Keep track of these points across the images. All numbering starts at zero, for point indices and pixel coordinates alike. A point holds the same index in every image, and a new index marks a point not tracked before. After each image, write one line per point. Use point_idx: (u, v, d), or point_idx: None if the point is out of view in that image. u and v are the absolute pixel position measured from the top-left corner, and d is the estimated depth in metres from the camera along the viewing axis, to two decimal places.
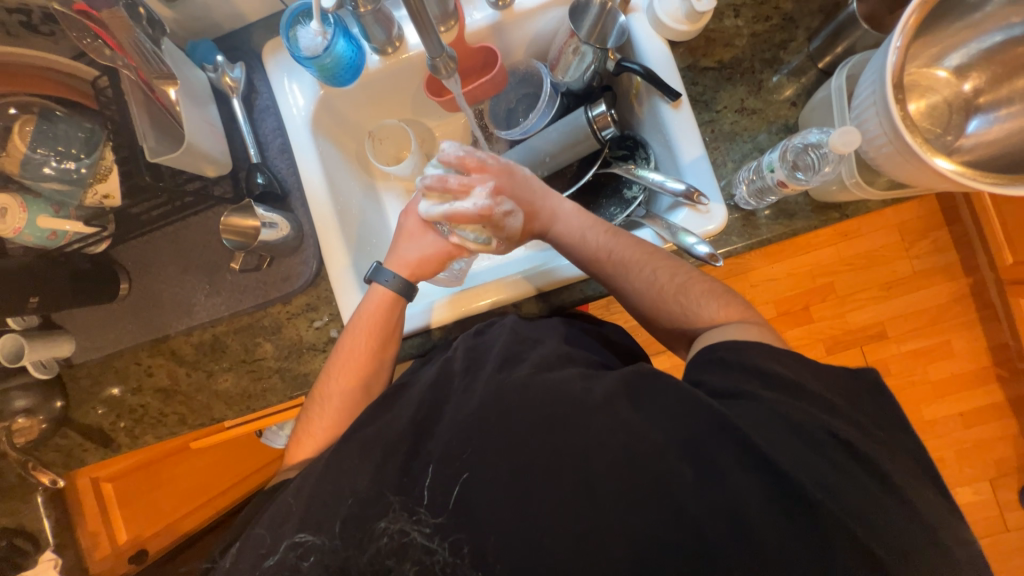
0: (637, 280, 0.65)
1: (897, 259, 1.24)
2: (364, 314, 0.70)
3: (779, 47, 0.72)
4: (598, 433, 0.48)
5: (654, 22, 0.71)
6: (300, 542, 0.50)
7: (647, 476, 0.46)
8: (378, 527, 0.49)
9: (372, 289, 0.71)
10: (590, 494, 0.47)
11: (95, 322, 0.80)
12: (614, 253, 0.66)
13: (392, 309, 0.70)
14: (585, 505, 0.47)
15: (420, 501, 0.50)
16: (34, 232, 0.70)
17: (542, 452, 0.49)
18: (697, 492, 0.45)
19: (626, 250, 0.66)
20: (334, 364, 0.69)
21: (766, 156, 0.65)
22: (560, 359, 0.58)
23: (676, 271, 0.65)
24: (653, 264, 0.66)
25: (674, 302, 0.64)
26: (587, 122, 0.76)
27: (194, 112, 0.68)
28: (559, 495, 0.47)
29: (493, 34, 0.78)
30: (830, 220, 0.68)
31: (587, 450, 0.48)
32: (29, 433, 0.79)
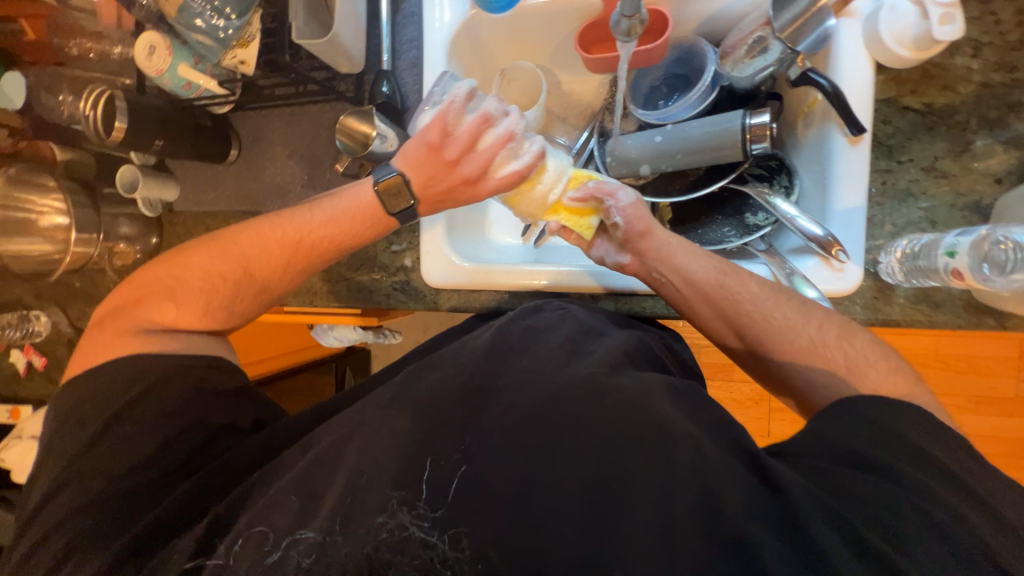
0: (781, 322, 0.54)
1: (1001, 376, 1.16)
2: (339, 210, 0.67)
3: (1011, 108, 0.59)
4: (674, 469, 0.42)
5: (869, 37, 0.59)
6: (301, 540, 0.46)
7: (720, 539, 0.39)
8: (377, 521, 0.45)
9: (363, 187, 0.67)
10: (650, 541, 0.40)
11: (203, 179, 0.84)
12: (736, 284, 0.58)
13: (365, 222, 0.67)
14: (650, 554, 0.39)
15: (420, 494, 0.46)
16: (173, 78, 0.71)
17: (603, 470, 0.44)
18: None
19: (749, 282, 0.58)
20: (264, 245, 0.65)
21: (949, 236, 0.54)
22: (621, 359, 0.54)
23: (817, 315, 0.53)
24: (784, 305, 0.55)
25: (822, 359, 0.51)
26: (742, 128, 0.67)
27: (347, 2, 0.67)
28: (615, 525, 0.41)
29: (669, 0, 0.70)
30: (981, 326, 0.59)
31: (663, 492, 0.41)
32: (126, 258, 0.87)
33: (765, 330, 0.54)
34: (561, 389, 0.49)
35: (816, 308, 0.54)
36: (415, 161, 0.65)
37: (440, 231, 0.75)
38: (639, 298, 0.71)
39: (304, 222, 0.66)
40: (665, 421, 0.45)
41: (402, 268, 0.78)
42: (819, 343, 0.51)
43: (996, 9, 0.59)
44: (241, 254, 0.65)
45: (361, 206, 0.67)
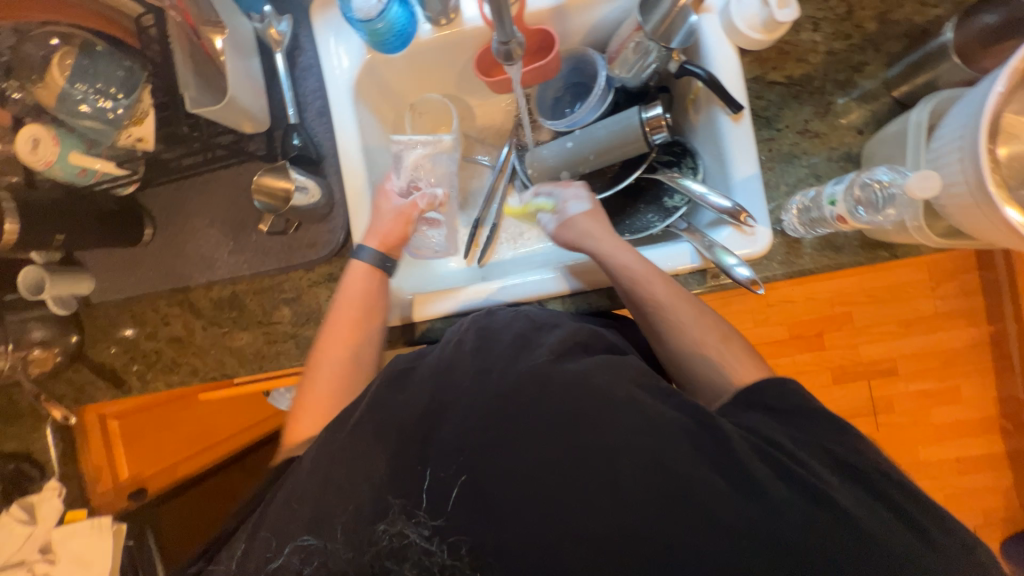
0: (680, 325, 0.62)
1: (920, 297, 1.28)
2: (347, 286, 0.71)
3: (855, 69, 0.67)
4: (632, 437, 0.47)
5: (727, 27, 0.67)
6: (304, 546, 0.50)
7: (674, 483, 0.45)
8: (377, 528, 0.50)
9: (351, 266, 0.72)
10: (616, 497, 0.46)
11: (119, 265, 0.80)
12: (654, 286, 0.63)
13: (374, 284, 0.72)
14: (614, 509, 0.46)
15: (419, 504, 0.50)
16: (65, 167, 0.67)
17: (572, 453, 0.48)
18: (732, 503, 0.44)
19: (658, 285, 0.63)
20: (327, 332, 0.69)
21: (828, 187, 0.61)
22: (574, 347, 0.56)
23: (714, 327, 0.62)
24: (682, 308, 0.62)
25: (701, 356, 0.60)
26: (640, 123, 0.72)
27: (240, 66, 0.66)
28: (587, 496, 0.46)
29: (553, 18, 0.74)
30: (877, 259, 0.65)
31: (619, 456, 0.47)
32: (43, 364, 0.79)
33: (666, 328, 0.62)
34: (522, 386, 0.51)
35: (723, 326, 0.62)
36: (387, 233, 0.73)
37: None
38: (583, 295, 0.74)
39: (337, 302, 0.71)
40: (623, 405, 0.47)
41: None
42: (702, 342, 0.61)
43: None
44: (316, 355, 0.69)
45: (355, 278, 0.71)
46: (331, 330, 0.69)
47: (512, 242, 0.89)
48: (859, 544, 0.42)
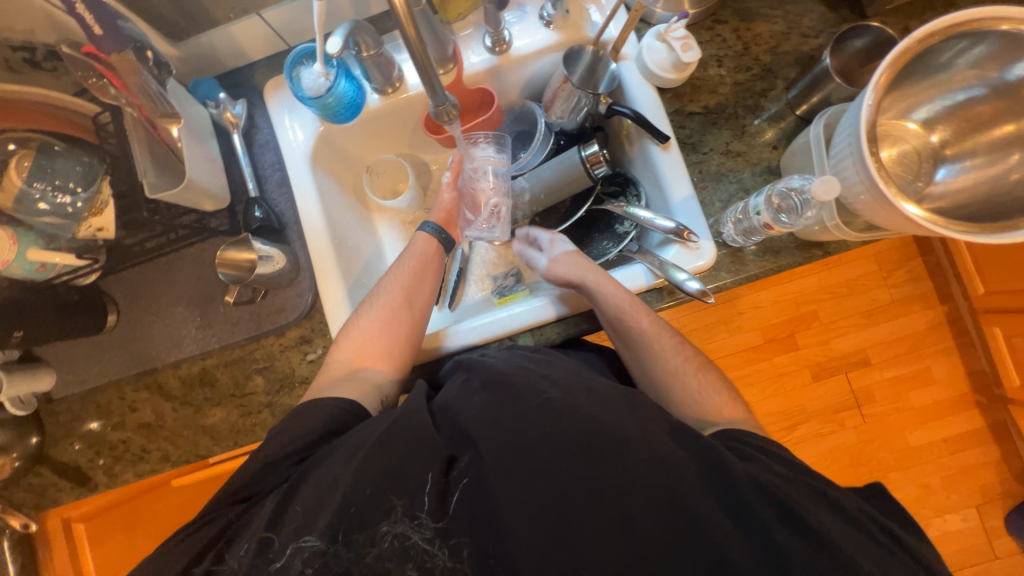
0: (658, 354, 0.66)
1: (876, 287, 1.36)
2: (413, 253, 0.77)
3: (760, 94, 0.76)
4: (643, 465, 0.47)
5: (643, 70, 0.75)
6: (304, 546, 0.47)
7: (668, 498, 0.46)
8: (380, 529, 0.48)
9: (417, 237, 0.79)
10: (625, 525, 0.46)
11: (82, 356, 0.78)
12: (633, 320, 0.67)
13: (435, 255, 0.78)
14: (620, 538, 0.45)
15: (422, 505, 0.49)
16: (23, 265, 0.67)
17: (588, 483, 0.47)
18: (718, 508, 0.46)
19: (643, 317, 0.68)
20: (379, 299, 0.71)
21: (752, 199, 0.68)
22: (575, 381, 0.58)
23: (685, 352, 0.68)
24: (663, 337, 0.68)
25: (681, 383, 0.64)
26: (581, 161, 0.79)
27: (196, 149, 0.69)
28: (600, 527, 0.46)
29: (489, 77, 0.82)
30: (813, 257, 0.71)
31: (632, 487, 0.46)
32: (0, 473, 0.75)
33: (649, 356, 0.67)
34: (534, 425, 0.51)
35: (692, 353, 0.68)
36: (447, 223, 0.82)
37: None
38: (552, 325, 0.76)
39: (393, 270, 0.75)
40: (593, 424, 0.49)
41: None
42: (682, 370, 0.65)
43: (719, 31, 0.78)
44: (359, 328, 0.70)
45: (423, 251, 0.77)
46: (392, 274, 0.75)
47: (481, 284, 0.94)
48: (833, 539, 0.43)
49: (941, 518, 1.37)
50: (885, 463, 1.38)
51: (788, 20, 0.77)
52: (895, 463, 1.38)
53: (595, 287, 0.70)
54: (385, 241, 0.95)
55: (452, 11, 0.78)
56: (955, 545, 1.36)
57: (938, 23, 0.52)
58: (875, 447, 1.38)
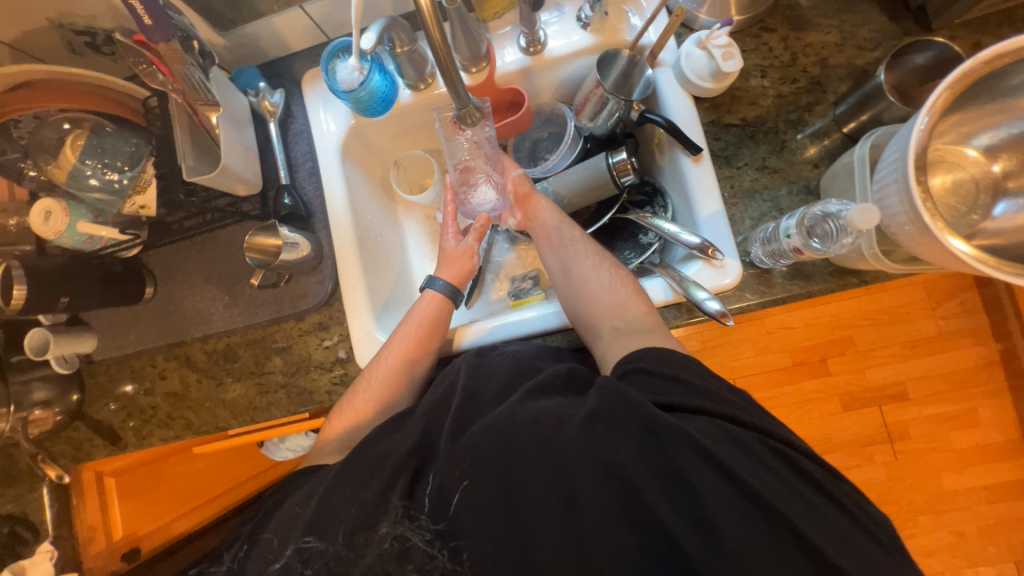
0: (581, 263, 0.70)
1: (921, 318, 1.27)
2: (416, 314, 0.74)
3: (805, 109, 0.72)
4: (581, 453, 0.47)
5: (680, 78, 0.72)
6: (306, 547, 0.50)
7: (618, 492, 0.46)
8: (379, 532, 0.49)
9: (424, 295, 0.76)
10: (572, 511, 0.46)
11: (121, 324, 0.84)
12: (564, 232, 0.74)
13: (441, 310, 0.74)
14: (568, 523, 0.46)
15: (421, 508, 0.50)
16: (73, 235, 0.72)
17: (534, 467, 0.48)
18: (672, 507, 0.44)
19: (576, 229, 0.75)
20: (373, 370, 0.70)
21: (783, 221, 0.64)
22: (550, 389, 0.56)
23: (609, 267, 0.69)
24: (589, 244, 0.72)
25: (597, 285, 0.67)
26: (607, 168, 0.77)
27: (233, 135, 0.72)
28: (543, 507, 0.46)
29: (521, 78, 0.81)
30: (848, 285, 0.66)
31: (573, 470, 0.47)
32: (43, 425, 0.80)
33: (572, 254, 0.71)
34: (496, 423, 0.52)
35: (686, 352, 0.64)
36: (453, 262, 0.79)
37: (366, 316, 0.78)
38: (562, 332, 0.74)
39: (393, 337, 0.72)
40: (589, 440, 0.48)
41: (337, 361, 0.79)
42: (599, 268, 0.69)
43: (766, 40, 0.74)
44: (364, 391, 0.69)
45: (423, 318, 0.73)
46: (393, 342, 0.71)
47: (499, 284, 0.94)
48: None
49: (973, 571, 1.27)
50: (915, 504, 1.29)
51: (843, 30, 0.72)
52: (926, 506, 1.29)
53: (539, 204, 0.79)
54: (408, 235, 0.97)
55: (489, 11, 0.77)
56: None
57: (1005, 45, 0.48)
58: (905, 486, 1.30)
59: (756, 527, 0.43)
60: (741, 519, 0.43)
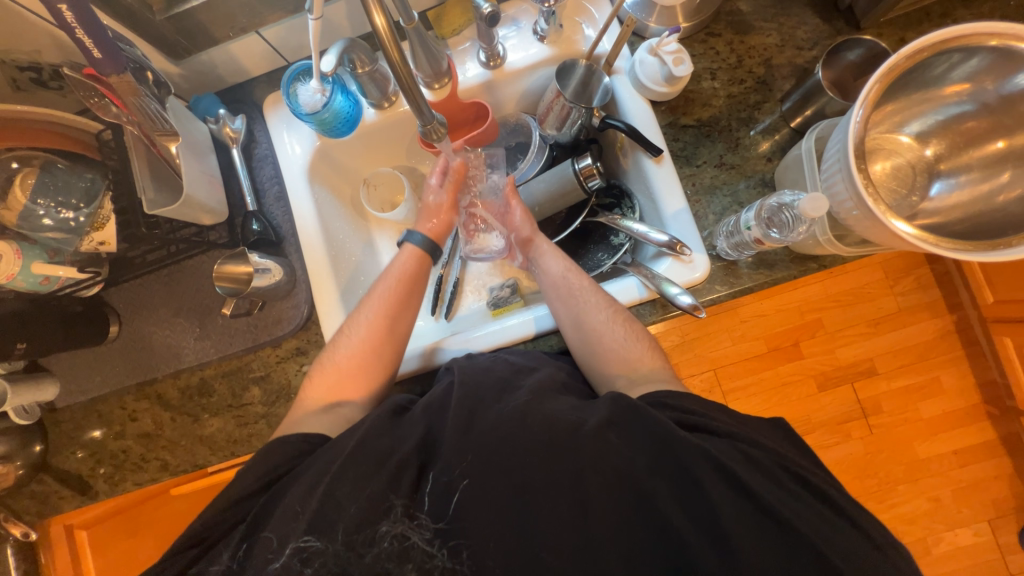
0: (594, 310, 0.68)
1: (881, 296, 1.34)
2: (395, 268, 0.75)
3: (754, 107, 0.76)
4: (594, 462, 0.48)
5: (636, 84, 0.75)
6: (306, 547, 0.47)
7: (615, 482, 0.48)
8: (380, 530, 0.49)
9: (403, 249, 0.77)
10: (584, 515, 0.47)
11: (85, 366, 0.80)
12: (575, 280, 0.72)
13: (421, 263, 0.76)
14: (580, 527, 0.47)
15: (421, 505, 0.50)
16: (27, 278, 0.68)
17: (547, 479, 0.48)
18: (681, 509, 0.46)
19: (584, 278, 0.72)
20: (354, 326, 0.69)
21: (744, 214, 0.68)
22: (554, 392, 0.58)
23: (622, 317, 0.67)
24: (600, 295, 0.69)
25: (610, 332, 0.66)
26: (574, 174, 0.79)
27: (194, 164, 0.71)
28: (539, 510, 0.47)
29: (483, 92, 0.83)
30: (809, 270, 0.70)
31: (576, 473, 0.48)
32: (5, 481, 0.76)
33: (581, 303, 0.69)
34: (503, 424, 0.52)
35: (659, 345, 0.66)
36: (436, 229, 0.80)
37: None
38: (545, 337, 0.76)
39: (372, 291, 0.73)
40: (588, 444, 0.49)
41: None
42: (612, 321, 0.67)
43: (713, 44, 0.78)
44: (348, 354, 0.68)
45: (402, 272, 0.74)
46: (372, 298, 0.72)
47: (478, 294, 0.94)
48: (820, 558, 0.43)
49: (951, 533, 1.33)
50: (893, 475, 1.35)
51: (783, 32, 0.76)
52: (904, 475, 1.35)
53: (543, 251, 0.77)
54: (382, 252, 0.96)
55: (447, 28, 0.80)
56: (967, 560, 1.33)
57: (925, 40, 0.52)
58: (882, 458, 1.35)
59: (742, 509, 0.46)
60: (737, 502, 0.46)
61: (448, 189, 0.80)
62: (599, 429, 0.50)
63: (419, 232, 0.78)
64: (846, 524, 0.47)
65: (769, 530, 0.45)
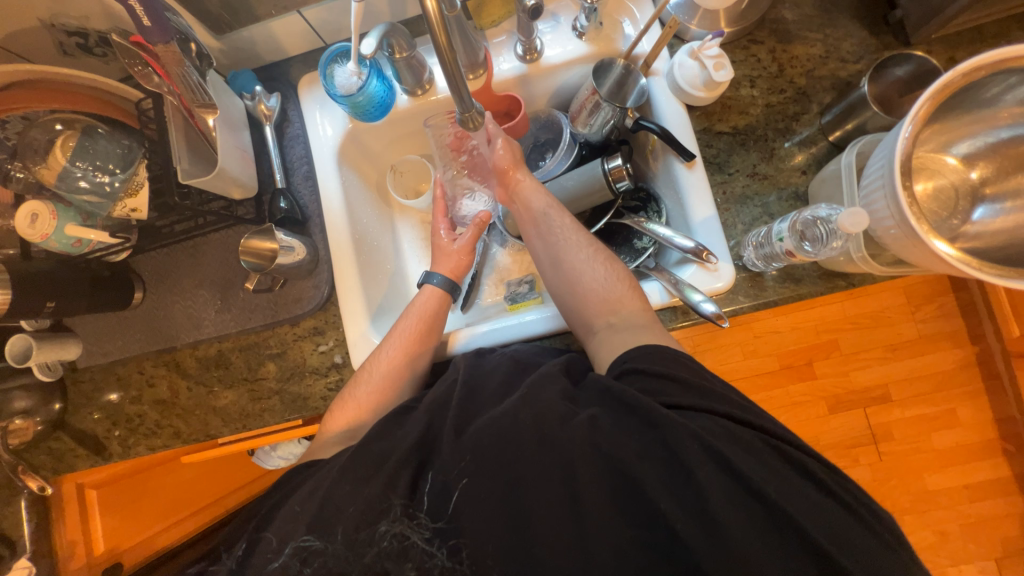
0: (585, 274, 0.68)
1: (902, 322, 1.31)
2: (416, 305, 0.75)
3: (792, 118, 0.74)
4: (580, 445, 0.48)
5: (673, 87, 0.74)
6: (306, 546, 0.49)
7: (617, 481, 0.46)
8: (378, 530, 0.49)
9: (423, 289, 0.77)
10: (574, 504, 0.46)
11: (108, 329, 0.81)
12: (569, 239, 0.72)
13: (442, 303, 0.75)
14: (570, 518, 0.46)
15: (420, 505, 0.50)
16: (60, 239, 0.70)
17: (548, 471, 0.48)
18: (670, 496, 0.45)
19: (566, 218, 0.73)
20: (372, 367, 0.69)
21: (776, 225, 0.66)
22: (556, 376, 0.56)
23: (616, 270, 0.69)
24: (581, 235, 0.72)
25: (606, 290, 0.67)
26: (603, 173, 0.78)
27: (229, 138, 0.72)
28: (548, 505, 0.47)
29: (517, 85, 0.82)
30: (837, 288, 0.69)
31: (574, 466, 0.47)
32: (24, 435, 0.79)
33: (563, 247, 0.72)
34: (496, 421, 0.51)
35: None
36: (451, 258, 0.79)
37: (362, 319, 0.78)
38: (559, 335, 0.75)
39: (393, 329, 0.72)
40: (588, 438, 0.48)
41: (334, 366, 0.78)
42: (593, 260, 0.69)
43: (755, 52, 0.76)
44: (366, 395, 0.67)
45: (423, 309, 0.74)
46: (393, 335, 0.71)
47: (495, 289, 0.94)
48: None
49: (957, 568, 1.31)
50: (899, 504, 1.33)
51: (828, 44, 0.75)
52: (910, 505, 1.32)
53: (527, 191, 0.77)
54: (403, 239, 0.97)
55: (486, 19, 0.79)
56: None
57: (983, 58, 0.51)
58: (890, 486, 1.33)
59: (750, 517, 0.44)
60: (742, 510, 0.44)
61: (469, 232, 0.79)
62: (589, 419, 0.49)
63: (438, 272, 0.78)
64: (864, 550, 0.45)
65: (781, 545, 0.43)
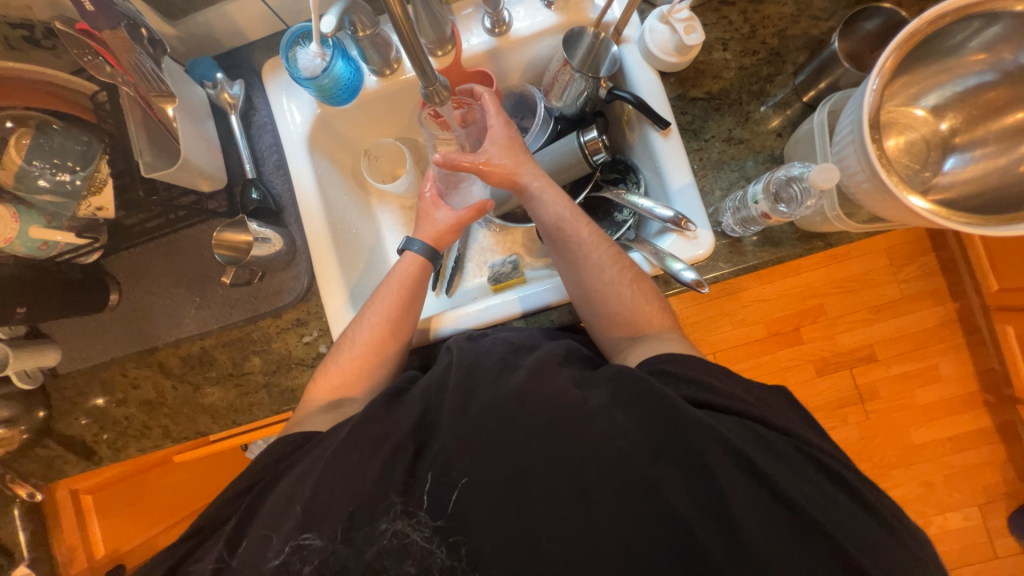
0: (590, 270, 0.67)
1: (885, 282, 1.32)
2: (398, 273, 0.74)
3: (766, 80, 0.74)
4: (595, 445, 0.48)
5: (645, 53, 0.73)
6: (305, 544, 0.49)
7: (629, 479, 0.47)
8: (379, 527, 0.49)
9: (405, 257, 0.76)
10: (587, 503, 0.47)
11: (86, 333, 0.80)
12: (572, 229, 0.69)
13: (424, 270, 0.75)
14: (581, 513, 0.47)
15: (420, 504, 0.50)
16: (25, 242, 0.68)
17: (552, 462, 0.48)
18: (688, 498, 0.46)
19: (583, 226, 0.69)
20: (358, 338, 0.68)
21: (751, 187, 0.66)
22: (558, 364, 0.57)
23: (624, 263, 0.67)
24: (603, 248, 0.68)
25: (616, 292, 0.65)
26: (579, 146, 0.78)
27: (191, 129, 0.70)
28: (556, 496, 0.47)
29: (488, 60, 0.80)
30: (814, 249, 0.69)
31: (587, 463, 0.48)
32: (10, 442, 0.78)
33: (570, 238, 0.69)
34: (501, 404, 0.52)
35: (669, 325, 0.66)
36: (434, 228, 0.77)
37: (343, 306, 0.77)
38: (545, 312, 0.75)
39: (377, 295, 0.72)
40: (603, 437, 0.48)
41: (319, 356, 0.78)
42: (618, 280, 0.66)
43: (726, 13, 0.75)
44: (352, 365, 0.67)
45: (406, 274, 0.74)
46: (377, 300, 0.71)
47: (478, 269, 0.94)
48: (830, 538, 0.43)
49: (943, 516, 1.36)
50: (887, 459, 1.37)
51: (799, 1, 0.74)
52: (898, 460, 1.36)
53: (537, 195, 0.72)
54: (382, 225, 0.95)
55: None
56: (955, 542, 1.35)
57: (948, 5, 0.50)
58: (877, 443, 1.37)
59: (749, 498, 0.45)
60: (741, 487, 0.45)
61: (463, 213, 0.77)
62: (601, 407, 0.50)
63: (418, 239, 0.77)
64: (857, 507, 0.46)
65: (770, 511, 0.45)
